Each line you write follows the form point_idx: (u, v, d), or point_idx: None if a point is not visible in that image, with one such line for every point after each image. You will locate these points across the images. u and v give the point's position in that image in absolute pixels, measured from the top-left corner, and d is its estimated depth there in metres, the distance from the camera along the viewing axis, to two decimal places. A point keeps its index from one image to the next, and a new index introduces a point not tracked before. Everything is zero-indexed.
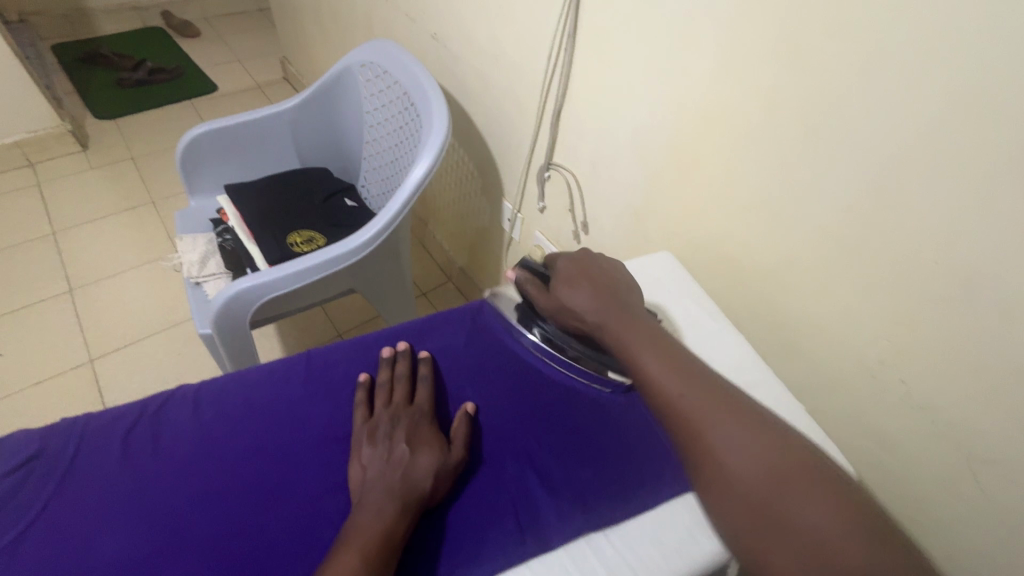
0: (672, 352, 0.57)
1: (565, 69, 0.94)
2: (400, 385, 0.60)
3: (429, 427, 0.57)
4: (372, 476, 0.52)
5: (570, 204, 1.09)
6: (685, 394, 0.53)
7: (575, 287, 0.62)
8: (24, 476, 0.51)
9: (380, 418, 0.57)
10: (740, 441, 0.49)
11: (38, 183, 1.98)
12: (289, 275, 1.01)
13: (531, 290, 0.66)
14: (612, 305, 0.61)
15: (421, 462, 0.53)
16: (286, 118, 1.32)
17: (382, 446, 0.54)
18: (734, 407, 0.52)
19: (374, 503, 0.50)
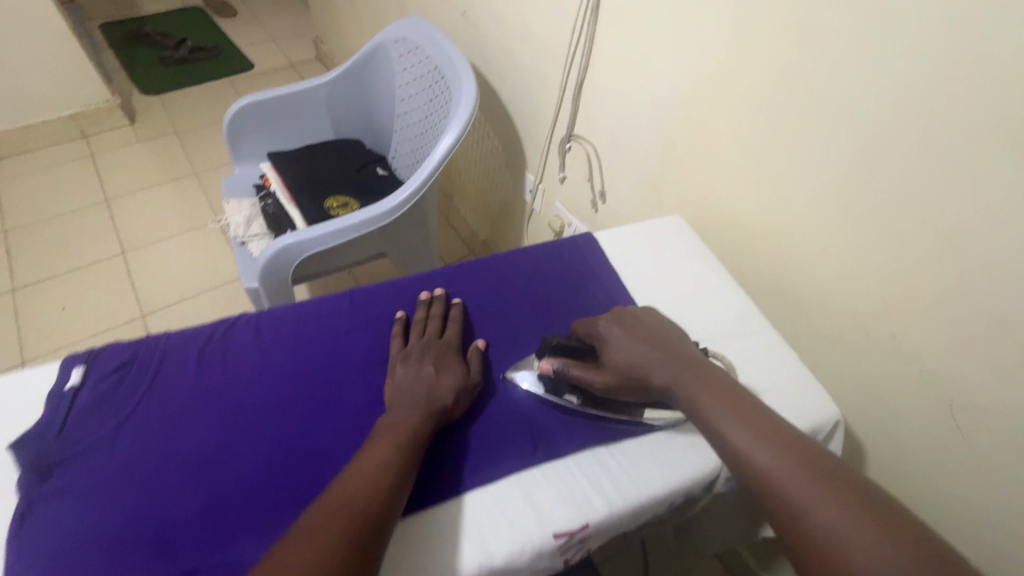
0: (689, 357, 0.61)
1: (588, 43, 1.00)
2: (433, 321, 0.68)
3: (455, 355, 0.64)
4: (404, 389, 0.60)
5: (589, 174, 1.15)
6: (775, 463, 0.52)
7: (623, 336, 0.63)
8: (120, 378, 0.60)
9: (414, 347, 0.64)
10: (835, 511, 0.48)
11: (91, 154, 2.12)
12: (328, 233, 1.10)
13: (573, 370, 0.62)
14: (679, 366, 0.60)
15: (445, 384, 0.60)
16: (323, 91, 1.40)
17: (414, 367, 0.62)
18: (833, 479, 0.50)
19: (404, 411, 0.58)
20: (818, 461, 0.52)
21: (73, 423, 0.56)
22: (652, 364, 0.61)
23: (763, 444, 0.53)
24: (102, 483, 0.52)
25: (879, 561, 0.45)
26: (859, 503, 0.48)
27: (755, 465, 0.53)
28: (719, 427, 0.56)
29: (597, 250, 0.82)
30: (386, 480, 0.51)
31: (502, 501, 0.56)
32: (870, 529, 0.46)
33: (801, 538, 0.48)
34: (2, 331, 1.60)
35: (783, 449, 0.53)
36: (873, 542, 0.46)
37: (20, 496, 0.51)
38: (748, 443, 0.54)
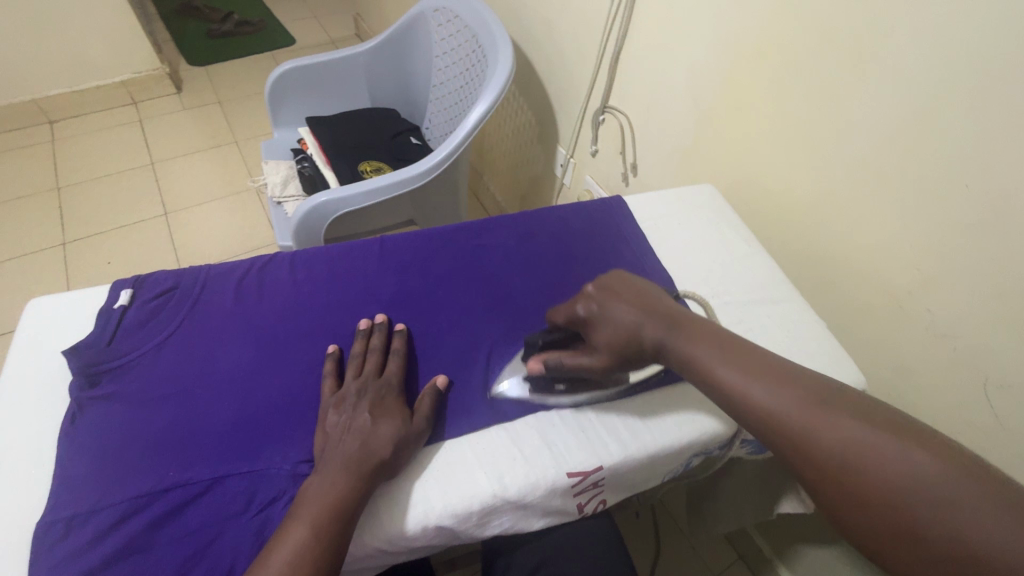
0: (672, 312, 0.59)
1: (627, 10, 0.99)
2: (371, 356, 0.60)
3: (396, 399, 0.56)
4: (334, 442, 0.52)
5: (622, 146, 1.14)
6: (778, 398, 0.50)
7: (606, 307, 0.60)
8: (165, 301, 0.63)
9: (347, 392, 0.56)
10: (852, 431, 0.47)
11: (139, 120, 2.21)
12: (360, 193, 1.12)
13: (567, 360, 0.59)
14: (661, 317, 0.59)
15: (381, 433, 0.52)
16: (362, 59, 1.43)
17: (345, 417, 0.54)
18: (838, 402, 0.49)
19: (329, 472, 0.50)
20: (818, 386, 0.51)
21: (122, 337, 0.59)
22: (637, 329, 0.58)
23: (762, 381, 0.52)
24: (144, 393, 0.56)
25: (901, 467, 0.44)
26: (867, 416, 0.47)
27: (756, 405, 0.51)
28: (714, 371, 0.55)
29: (627, 213, 0.82)
30: (313, 565, 0.46)
31: (517, 440, 0.57)
32: (885, 438, 0.45)
33: (823, 469, 0.47)
34: (55, 280, 1.70)
35: (780, 382, 0.51)
36: (892, 451, 0.44)
37: (72, 399, 0.55)
38: (745, 382, 0.53)
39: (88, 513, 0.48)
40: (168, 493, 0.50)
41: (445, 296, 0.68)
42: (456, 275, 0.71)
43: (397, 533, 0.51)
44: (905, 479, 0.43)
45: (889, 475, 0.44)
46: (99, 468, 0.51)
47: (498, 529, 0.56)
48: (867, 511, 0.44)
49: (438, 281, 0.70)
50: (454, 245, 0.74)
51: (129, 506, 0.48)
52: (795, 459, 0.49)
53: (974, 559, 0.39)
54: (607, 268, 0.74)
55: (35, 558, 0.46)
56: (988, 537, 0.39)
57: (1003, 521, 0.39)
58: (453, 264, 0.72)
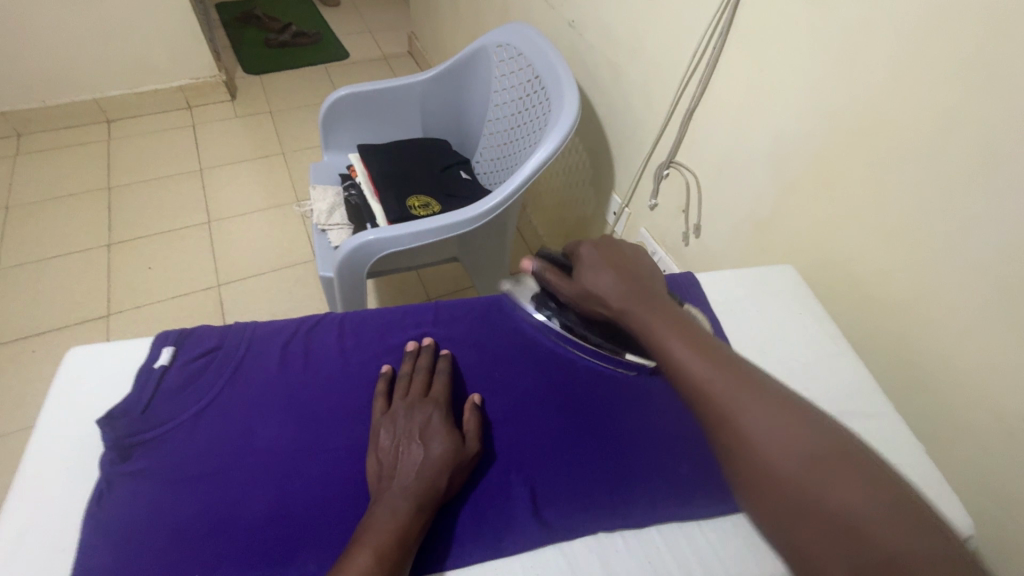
0: (644, 285, 0.61)
1: (708, 69, 0.93)
2: (419, 377, 0.59)
3: (446, 418, 0.56)
4: (390, 466, 0.52)
5: (685, 205, 1.08)
6: (719, 379, 0.52)
7: (591, 256, 0.63)
8: (206, 363, 0.59)
9: (399, 410, 0.56)
10: (777, 422, 0.49)
11: (193, 125, 2.25)
12: (408, 234, 1.08)
13: (548, 277, 0.64)
14: (635, 288, 0.60)
15: (433, 456, 0.52)
16: (419, 89, 1.40)
17: (398, 434, 0.54)
18: (768, 391, 0.51)
19: (389, 498, 0.49)
20: (746, 369, 0.53)
21: (161, 402, 0.55)
22: (614, 287, 0.60)
23: (702, 358, 0.54)
24: (177, 471, 0.52)
25: (802, 448, 0.47)
26: (780, 401, 0.50)
27: (695, 377, 0.53)
28: (662, 344, 0.56)
29: (699, 294, 0.75)
30: None
31: (576, 565, 0.51)
32: (795, 424, 0.48)
33: (749, 456, 0.48)
34: (96, 281, 1.71)
35: (720, 362, 0.53)
36: (796, 433, 0.48)
37: (101, 473, 0.51)
38: (688, 355, 0.54)
39: None
40: None
41: (501, 380, 0.63)
42: (513, 354, 0.65)
43: None
44: (800, 463, 0.47)
45: (792, 455, 0.47)
46: (122, 562, 0.46)
47: None
48: (782, 495, 0.46)
49: (493, 360, 0.65)
50: (511, 319, 0.69)
51: None
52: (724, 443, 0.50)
53: (843, 526, 0.44)
54: None
55: None
56: (852, 512, 0.44)
57: (871, 503, 0.44)
58: (509, 341, 0.66)
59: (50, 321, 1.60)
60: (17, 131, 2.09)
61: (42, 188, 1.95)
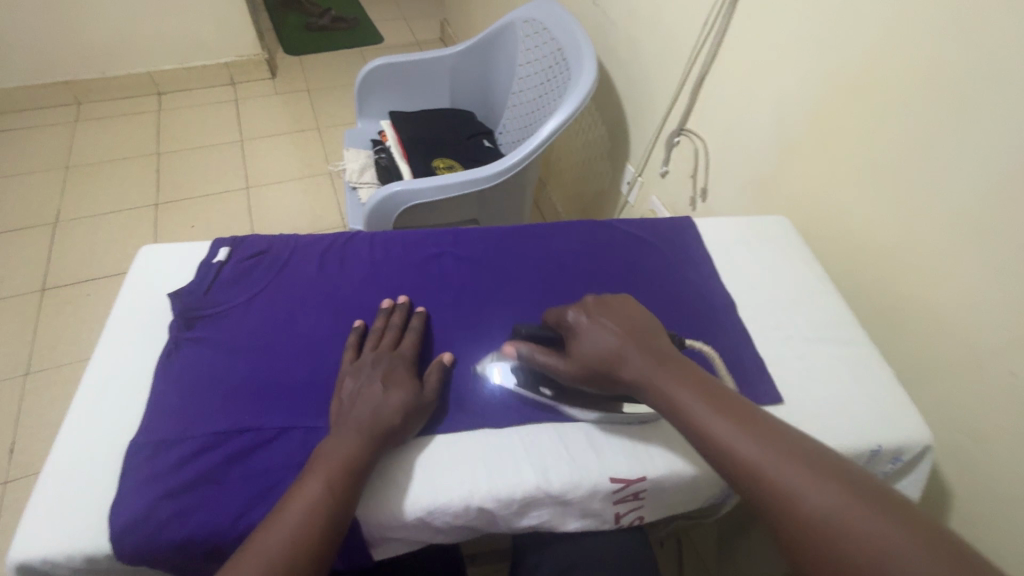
0: (655, 343, 0.57)
1: (718, 37, 0.99)
2: (390, 332, 0.62)
3: (407, 371, 0.58)
4: (347, 407, 0.54)
5: (693, 171, 1.14)
6: (758, 451, 0.49)
7: (593, 321, 0.59)
8: (257, 262, 0.69)
9: (366, 359, 0.58)
10: (829, 492, 0.46)
11: (235, 99, 2.39)
12: (433, 187, 1.17)
13: (538, 358, 0.58)
14: (644, 349, 0.56)
15: (390, 399, 0.54)
16: (448, 62, 1.49)
17: (361, 380, 0.56)
18: (815, 460, 0.48)
19: (343, 433, 0.52)
20: (795, 443, 0.50)
21: (219, 290, 0.65)
22: (622, 354, 0.56)
23: (745, 432, 0.50)
24: (232, 341, 0.61)
25: (874, 533, 0.43)
26: (831, 476, 0.47)
27: (739, 456, 0.49)
28: (696, 416, 0.52)
29: (696, 234, 0.82)
30: (325, 521, 0.47)
31: (565, 438, 0.59)
32: (853, 502, 0.45)
33: (814, 545, 0.44)
34: (144, 236, 1.85)
35: (762, 436, 0.50)
36: (862, 517, 0.44)
37: (171, 337, 0.61)
38: (729, 432, 0.50)
39: (173, 440, 0.53)
40: (241, 435, 0.54)
41: (509, 292, 0.71)
42: (523, 273, 0.73)
43: (441, 502, 0.53)
44: (868, 542, 0.43)
45: (859, 541, 0.43)
46: (185, 404, 0.55)
47: (534, 522, 0.57)
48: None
49: (504, 277, 0.72)
50: (523, 245, 0.77)
51: (208, 440, 0.53)
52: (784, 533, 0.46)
53: None
54: (672, 285, 0.75)
55: (126, 471, 0.51)
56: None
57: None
58: (521, 263, 0.74)
59: (102, 269, 1.75)
60: (77, 99, 2.27)
61: (98, 151, 2.11)
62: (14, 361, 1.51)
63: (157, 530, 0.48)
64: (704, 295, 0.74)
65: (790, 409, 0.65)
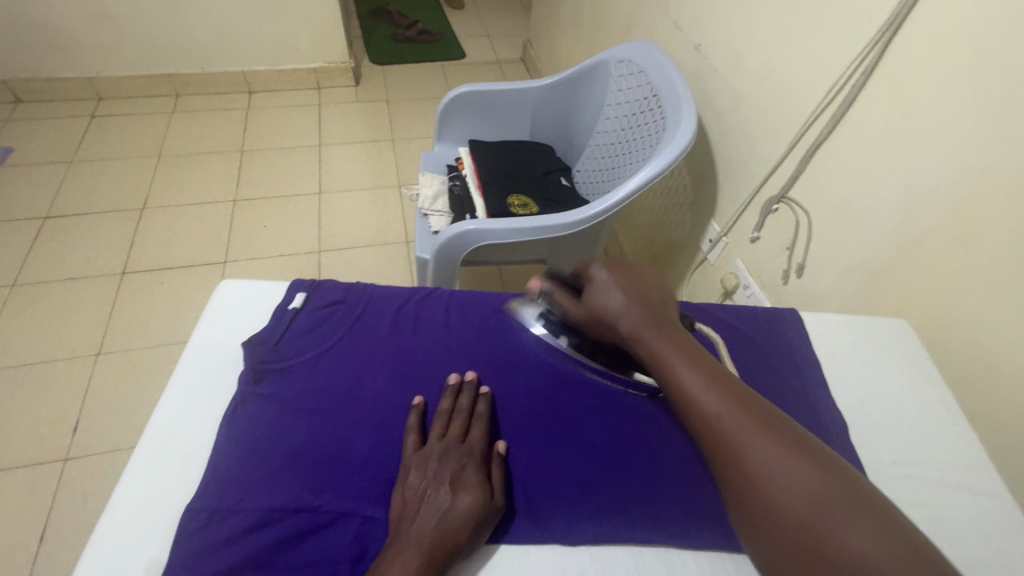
0: (658, 310, 0.58)
1: (843, 106, 0.89)
2: (457, 419, 0.57)
3: (476, 468, 0.53)
4: (412, 512, 0.50)
5: (790, 242, 1.04)
6: (723, 408, 0.50)
7: (605, 276, 0.60)
8: (332, 312, 0.66)
9: (432, 450, 0.54)
10: (779, 453, 0.47)
11: (318, 105, 2.45)
12: (508, 229, 1.12)
13: (558, 298, 0.63)
14: (645, 308, 0.58)
15: (460, 508, 0.49)
16: (534, 94, 1.46)
17: (427, 477, 0.52)
18: (777, 425, 0.49)
19: (405, 548, 0.47)
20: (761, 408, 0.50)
21: (290, 339, 0.63)
22: (625, 309, 0.58)
23: (718, 391, 0.51)
24: (297, 401, 0.58)
25: (810, 490, 0.45)
26: (787, 437, 0.48)
27: (708, 410, 0.50)
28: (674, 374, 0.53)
29: (801, 330, 0.74)
30: None
31: (641, 565, 0.53)
32: (807, 471, 0.46)
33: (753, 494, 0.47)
34: (219, 231, 1.92)
35: (732, 396, 0.51)
36: (807, 471, 0.46)
37: (239, 388, 0.59)
38: (702, 391, 0.52)
39: (228, 510, 0.50)
40: (296, 514, 0.50)
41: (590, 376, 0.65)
42: None
43: None
44: (805, 500, 0.45)
45: (795, 496, 0.45)
46: (245, 468, 0.53)
47: None
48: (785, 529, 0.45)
49: None
50: None
51: (264, 516, 0.50)
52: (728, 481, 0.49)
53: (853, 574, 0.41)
54: (771, 391, 0.67)
55: (176, 540, 0.49)
56: (856, 555, 0.42)
57: (876, 541, 0.42)
58: None
59: (176, 259, 1.81)
60: (176, 92, 2.39)
61: (188, 144, 2.21)
62: (88, 341, 1.58)
63: None
64: (807, 408, 0.66)
65: None
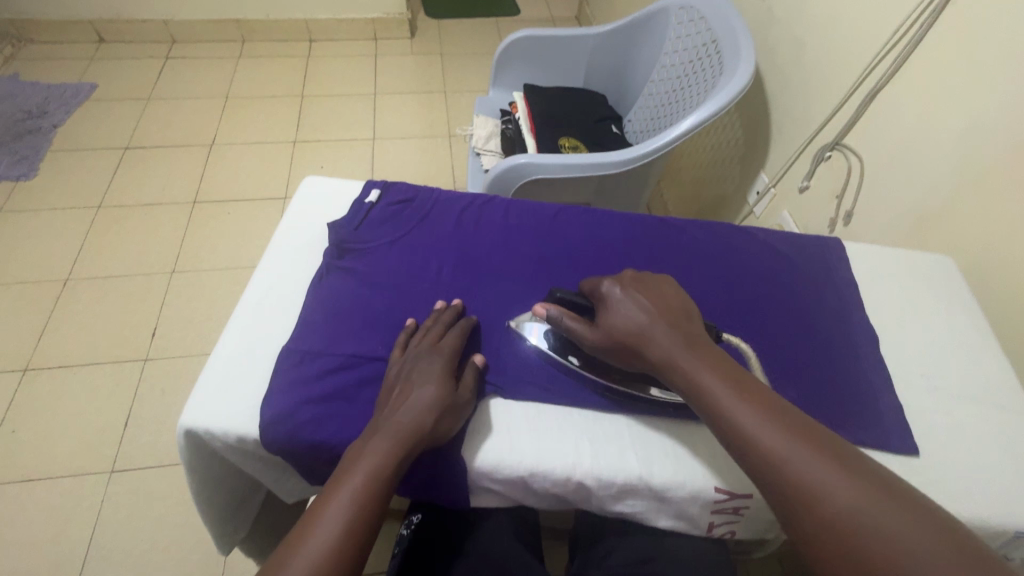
0: (687, 326, 0.55)
1: (907, 48, 0.88)
2: (435, 329, 0.59)
3: (446, 370, 0.56)
4: (386, 409, 0.53)
5: (840, 190, 1.05)
6: (770, 432, 0.47)
7: (624, 294, 0.58)
8: (403, 208, 0.73)
9: (409, 356, 0.57)
10: (835, 476, 0.44)
11: (375, 55, 2.52)
12: (558, 164, 1.16)
13: (567, 323, 0.58)
14: (671, 324, 0.55)
15: (427, 404, 0.53)
16: (591, 42, 1.47)
17: (401, 379, 0.55)
18: (824, 445, 0.46)
19: (376, 438, 0.50)
20: (807, 427, 0.47)
21: (367, 228, 0.70)
22: (654, 331, 0.54)
23: (770, 419, 0.47)
24: (373, 276, 0.66)
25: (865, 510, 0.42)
26: (833, 453, 0.45)
27: (754, 436, 0.47)
28: (721, 404, 0.50)
29: (842, 257, 0.77)
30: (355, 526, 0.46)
31: (672, 433, 0.58)
32: (858, 489, 0.43)
33: (811, 520, 0.43)
34: (281, 169, 2.03)
35: (782, 421, 0.47)
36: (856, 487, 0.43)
37: (324, 262, 0.67)
38: (753, 421, 0.48)
39: (316, 353, 0.58)
40: (372, 362, 0.59)
41: None
42: (651, 262, 0.72)
43: (546, 468, 0.54)
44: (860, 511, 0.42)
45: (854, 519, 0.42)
46: (329, 324, 0.61)
47: (626, 510, 0.58)
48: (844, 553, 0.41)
49: (632, 264, 0.72)
50: (653, 236, 0.75)
51: (346, 360, 0.58)
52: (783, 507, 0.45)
53: None
54: (807, 307, 0.71)
55: (274, 372, 0.57)
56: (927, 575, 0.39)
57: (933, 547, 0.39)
58: (651, 253, 0.73)
59: (241, 192, 1.94)
60: (243, 37, 2.51)
61: (253, 87, 2.32)
62: (164, 259, 1.73)
63: (297, 428, 0.54)
64: (841, 324, 0.70)
65: (926, 465, 0.60)
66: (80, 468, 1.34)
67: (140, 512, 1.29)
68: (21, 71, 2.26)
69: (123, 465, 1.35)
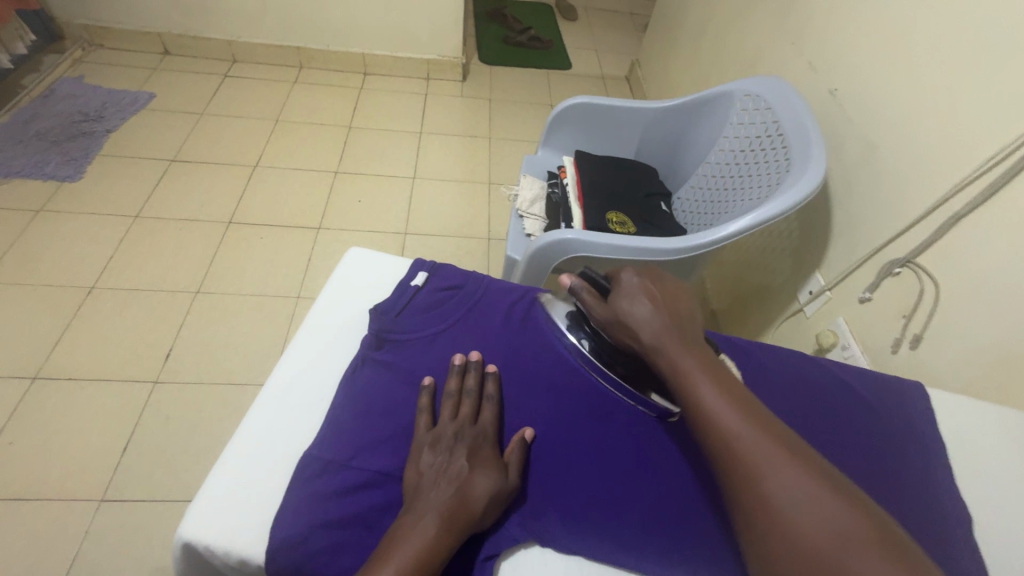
0: (687, 324, 0.59)
1: (999, 179, 0.83)
2: (466, 401, 0.57)
3: (490, 451, 0.55)
4: (428, 484, 0.51)
5: (909, 311, 0.97)
6: (736, 420, 0.50)
7: (637, 281, 0.62)
8: (449, 296, 0.69)
9: (445, 431, 0.55)
10: (796, 477, 0.46)
11: (425, 93, 2.55)
12: (606, 245, 1.11)
13: (585, 298, 0.64)
14: (671, 318, 0.58)
15: (476, 491, 0.51)
16: (649, 114, 1.44)
17: (441, 458, 0.53)
18: (787, 442, 0.49)
19: (421, 514, 0.49)
20: (769, 423, 0.50)
21: (409, 315, 0.65)
22: (651, 318, 0.58)
23: (737, 410, 0.50)
24: (410, 373, 0.60)
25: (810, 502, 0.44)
26: (800, 453, 0.48)
27: (726, 427, 0.50)
28: (696, 384, 0.53)
29: (925, 406, 0.72)
30: None
31: None
32: (812, 486, 0.45)
33: (754, 503, 0.46)
34: (319, 199, 2.03)
35: (750, 413, 0.50)
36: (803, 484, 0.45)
37: (360, 352, 0.62)
38: (724, 406, 0.51)
39: (339, 465, 0.52)
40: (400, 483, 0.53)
41: None
42: None
43: None
44: (806, 504, 0.44)
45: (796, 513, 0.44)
46: (356, 429, 0.55)
47: None
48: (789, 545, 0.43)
49: None
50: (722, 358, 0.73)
51: (372, 477, 0.52)
52: (737, 493, 0.48)
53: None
54: (885, 462, 0.65)
55: (292, 481, 0.52)
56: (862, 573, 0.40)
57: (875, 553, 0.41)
58: None
59: (276, 218, 1.93)
60: (300, 63, 2.56)
61: (303, 112, 2.36)
62: (189, 278, 1.72)
63: (308, 559, 0.48)
64: (923, 488, 0.64)
65: None
66: (70, 492, 1.28)
67: (123, 550, 1.22)
68: (86, 75, 2.33)
69: (114, 495, 1.29)
